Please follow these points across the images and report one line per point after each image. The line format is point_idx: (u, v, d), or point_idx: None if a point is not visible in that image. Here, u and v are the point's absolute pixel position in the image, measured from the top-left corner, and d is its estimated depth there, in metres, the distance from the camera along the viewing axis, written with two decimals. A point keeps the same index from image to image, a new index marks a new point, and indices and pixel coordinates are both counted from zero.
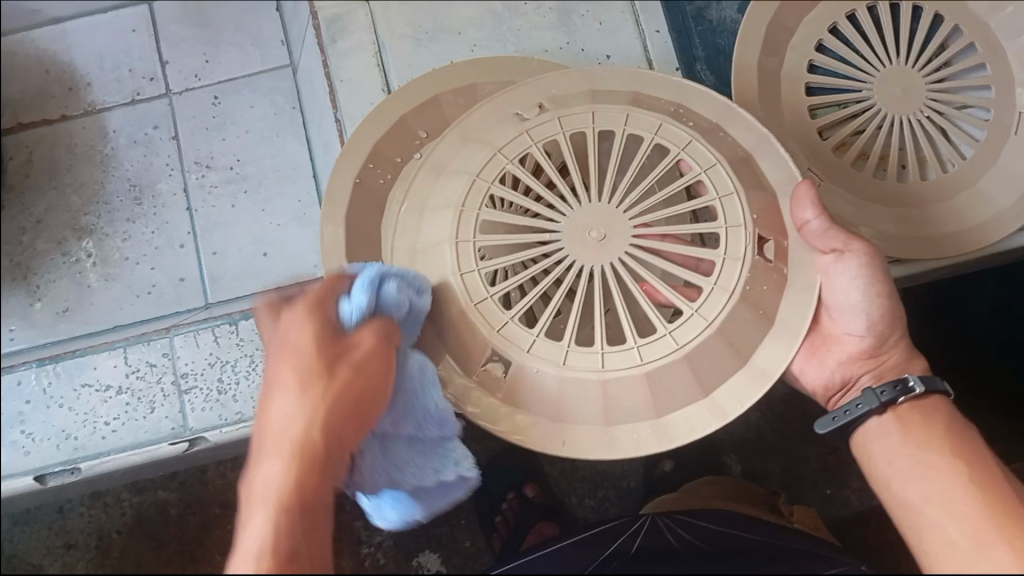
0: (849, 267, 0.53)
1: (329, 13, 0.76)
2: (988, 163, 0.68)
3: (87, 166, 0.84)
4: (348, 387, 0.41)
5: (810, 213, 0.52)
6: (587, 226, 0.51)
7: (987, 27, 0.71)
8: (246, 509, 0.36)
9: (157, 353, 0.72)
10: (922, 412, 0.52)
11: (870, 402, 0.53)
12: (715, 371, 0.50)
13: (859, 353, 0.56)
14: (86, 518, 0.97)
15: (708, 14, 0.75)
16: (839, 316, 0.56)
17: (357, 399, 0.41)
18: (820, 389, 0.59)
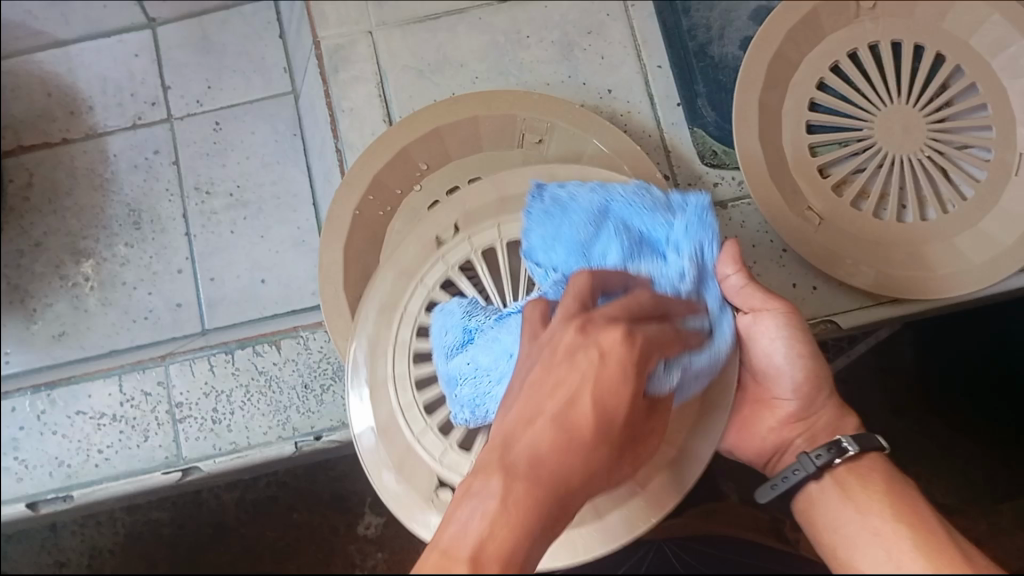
0: (768, 324, 0.54)
1: (333, 42, 0.76)
2: (989, 204, 0.68)
3: (87, 189, 0.84)
4: (596, 423, 0.39)
5: (728, 271, 0.53)
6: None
7: (989, 67, 0.71)
8: (492, 482, 0.38)
9: (152, 381, 0.71)
10: (859, 473, 0.51)
11: (807, 466, 0.51)
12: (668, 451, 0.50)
13: (790, 416, 0.56)
14: (78, 536, 0.95)
15: (710, 49, 0.75)
16: (765, 381, 0.56)
17: (592, 435, 0.39)
18: (759, 457, 0.58)
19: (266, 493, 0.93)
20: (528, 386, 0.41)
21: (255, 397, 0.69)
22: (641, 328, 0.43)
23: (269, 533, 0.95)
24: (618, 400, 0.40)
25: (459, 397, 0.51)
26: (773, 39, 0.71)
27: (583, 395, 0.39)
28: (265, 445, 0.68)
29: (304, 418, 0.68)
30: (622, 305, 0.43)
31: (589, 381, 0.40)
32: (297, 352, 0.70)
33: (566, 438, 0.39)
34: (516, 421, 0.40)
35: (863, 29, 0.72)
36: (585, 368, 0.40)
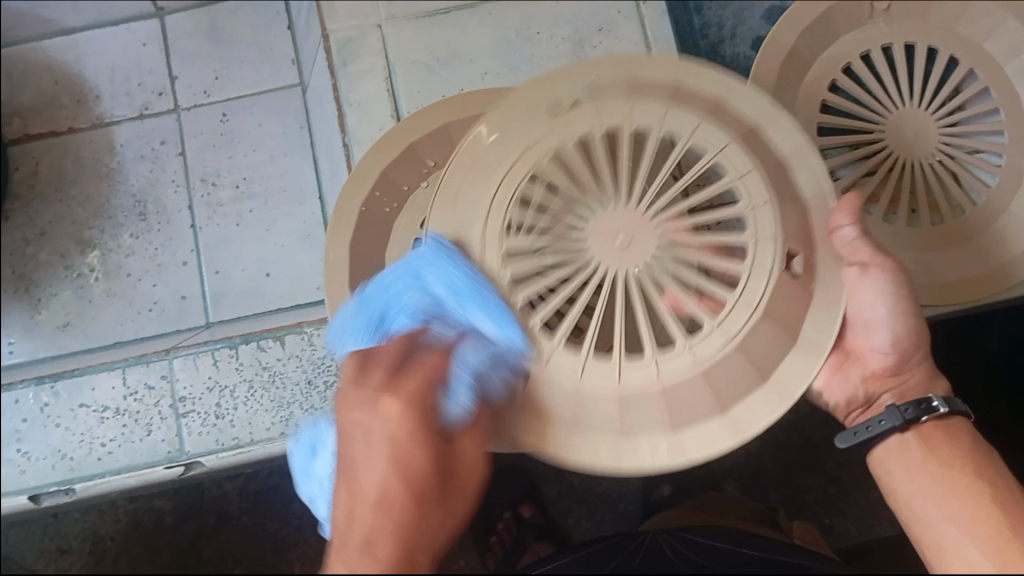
0: (872, 281, 0.52)
1: (341, 36, 0.75)
2: (1000, 211, 0.68)
3: (93, 179, 0.83)
4: (410, 470, 0.40)
5: (845, 220, 0.49)
6: (613, 232, 0.49)
7: (1004, 70, 0.70)
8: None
9: (156, 375, 0.71)
10: (946, 431, 0.52)
11: (895, 419, 0.52)
12: (738, 387, 0.47)
13: (881, 370, 0.55)
14: (81, 523, 0.96)
15: (721, 49, 0.74)
16: (864, 332, 0.55)
17: (409, 474, 0.40)
18: (842, 404, 0.58)
19: (268, 483, 0.94)
20: (345, 531, 0.39)
21: (258, 392, 0.69)
22: (411, 388, 0.44)
23: (271, 523, 0.95)
24: (416, 447, 0.41)
25: (309, 495, 0.52)
26: (786, 39, 0.70)
27: (390, 472, 0.40)
28: (268, 440, 0.68)
29: (307, 414, 0.68)
30: (382, 364, 0.45)
31: (384, 439, 0.41)
32: (301, 348, 0.69)
33: (387, 487, 0.40)
34: (342, 548, 0.38)
35: (877, 31, 0.71)
36: (376, 420, 0.42)
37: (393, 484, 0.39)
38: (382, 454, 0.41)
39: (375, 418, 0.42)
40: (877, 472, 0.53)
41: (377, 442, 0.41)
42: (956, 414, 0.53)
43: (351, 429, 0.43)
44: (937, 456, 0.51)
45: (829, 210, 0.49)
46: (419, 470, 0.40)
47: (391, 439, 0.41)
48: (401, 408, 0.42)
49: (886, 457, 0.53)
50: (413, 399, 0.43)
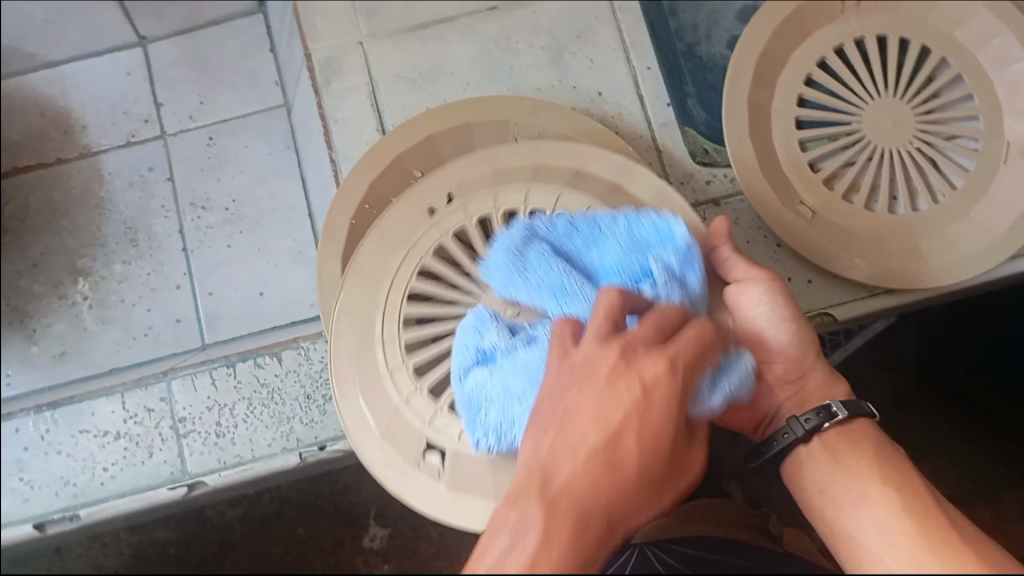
0: (755, 295, 0.54)
1: (324, 54, 0.77)
2: (979, 194, 0.69)
3: (82, 208, 0.84)
4: (648, 433, 0.39)
5: (722, 247, 0.54)
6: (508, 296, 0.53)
7: (975, 57, 0.71)
8: (533, 512, 0.36)
9: (155, 398, 0.71)
10: (849, 437, 0.53)
11: (798, 431, 0.54)
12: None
13: (786, 377, 0.56)
14: (84, 559, 0.95)
15: (698, 50, 0.75)
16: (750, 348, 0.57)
17: (644, 444, 0.39)
18: (748, 424, 0.59)
19: (270, 508, 0.94)
20: (558, 431, 0.39)
21: (258, 409, 0.69)
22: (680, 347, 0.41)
23: (275, 549, 0.95)
24: (659, 425, 0.39)
25: (484, 425, 0.49)
26: (759, 37, 0.71)
27: (629, 430, 0.39)
28: (269, 456, 0.68)
29: (307, 429, 0.68)
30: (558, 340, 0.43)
31: (637, 396, 0.39)
32: (298, 363, 0.70)
33: (618, 444, 0.38)
34: (555, 455, 0.38)
35: (848, 25, 0.73)
36: (631, 360, 0.40)
37: (623, 450, 0.38)
38: (638, 430, 0.39)
39: (626, 368, 0.40)
40: (795, 484, 0.55)
41: (623, 381, 0.39)
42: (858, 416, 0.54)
43: (590, 353, 0.41)
44: (842, 464, 0.52)
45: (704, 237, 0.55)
46: (646, 446, 0.39)
47: (661, 415, 0.39)
48: (667, 375, 0.40)
49: (800, 462, 0.54)
50: (681, 368, 0.41)
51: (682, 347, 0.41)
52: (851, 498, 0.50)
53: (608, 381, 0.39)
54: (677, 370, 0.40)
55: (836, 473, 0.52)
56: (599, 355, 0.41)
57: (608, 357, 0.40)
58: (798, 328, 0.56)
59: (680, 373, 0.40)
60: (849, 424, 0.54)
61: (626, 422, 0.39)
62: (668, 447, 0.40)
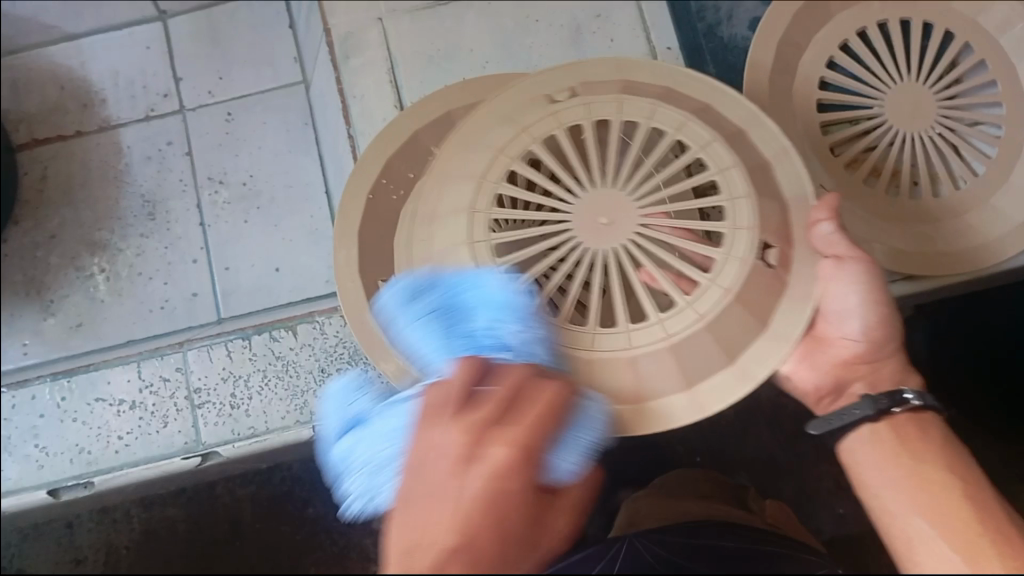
0: (847, 275, 0.52)
1: (343, 30, 0.76)
2: (1000, 182, 0.69)
3: (100, 181, 0.84)
4: (497, 508, 0.34)
5: (823, 216, 0.52)
6: (593, 211, 0.52)
7: (998, 43, 0.71)
8: None
9: (171, 368, 0.71)
10: (917, 424, 0.52)
11: (867, 409, 0.52)
12: (703, 365, 0.51)
13: (853, 358, 0.54)
14: (95, 533, 0.96)
15: (719, 32, 0.75)
16: (834, 323, 0.54)
17: (491, 516, 0.33)
18: (811, 394, 0.57)
19: (281, 488, 0.94)
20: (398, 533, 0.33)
21: (272, 382, 0.69)
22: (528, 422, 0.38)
23: (285, 528, 0.96)
24: (508, 497, 0.34)
25: (354, 487, 0.47)
26: (781, 17, 0.71)
27: (473, 511, 0.33)
28: (282, 429, 0.68)
29: (321, 403, 0.68)
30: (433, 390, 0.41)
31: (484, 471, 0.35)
32: (313, 337, 0.70)
33: (463, 523, 0.33)
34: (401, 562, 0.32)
35: (871, 7, 0.72)
36: (472, 431, 0.37)
37: (464, 531, 0.32)
38: (496, 469, 0.35)
39: (468, 436, 0.36)
40: (848, 465, 0.53)
41: (469, 458, 0.35)
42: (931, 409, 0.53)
43: (431, 438, 0.37)
44: (902, 447, 0.50)
45: (807, 208, 0.53)
46: (498, 519, 0.33)
47: (524, 455, 0.36)
48: (514, 448, 0.36)
49: (855, 443, 0.53)
50: (532, 442, 0.37)
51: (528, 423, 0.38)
52: (906, 480, 0.49)
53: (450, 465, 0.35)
54: (521, 442, 0.37)
55: (896, 453, 0.50)
56: (434, 446, 0.37)
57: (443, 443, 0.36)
58: (886, 316, 0.54)
59: (526, 446, 0.37)
60: (920, 413, 0.53)
61: (470, 495, 0.34)
62: (520, 528, 0.34)
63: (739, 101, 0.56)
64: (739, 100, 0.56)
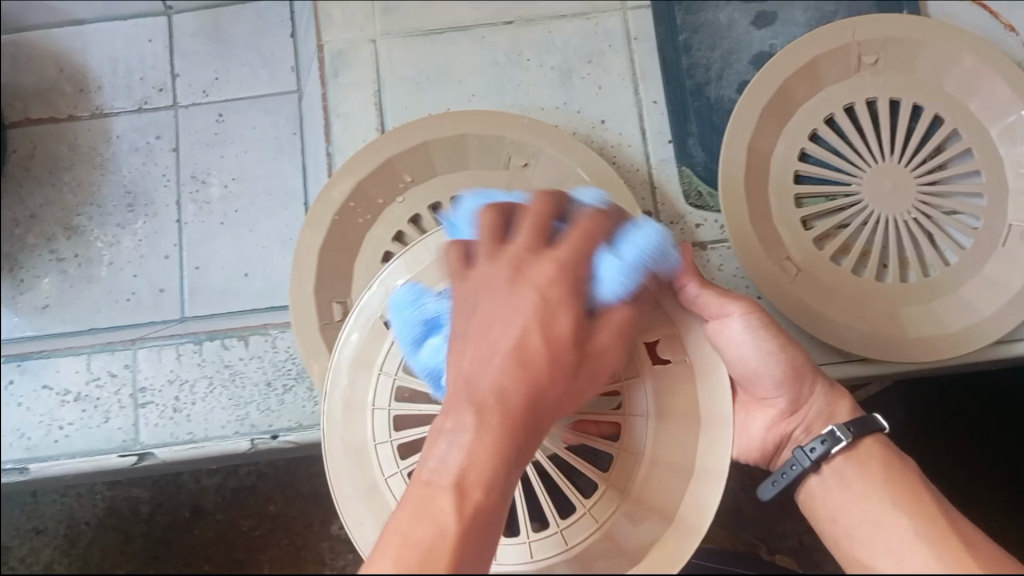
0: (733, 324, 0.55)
1: (335, 47, 0.78)
2: (971, 273, 0.68)
3: (85, 166, 0.85)
4: (551, 347, 0.42)
5: (688, 282, 0.53)
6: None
7: (989, 133, 0.70)
8: (451, 474, 0.39)
9: (119, 364, 0.77)
10: (857, 462, 0.53)
11: (803, 461, 0.54)
12: (669, 495, 0.50)
13: (782, 413, 0.58)
14: (59, 505, 0.93)
15: (706, 90, 0.74)
16: (751, 383, 0.58)
17: (541, 365, 0.41)
18: (756, 455, 0.61)
19: (246, 482, 0.91)
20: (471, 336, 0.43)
21: (217, 389, 0.75)
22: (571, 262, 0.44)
23: (244, 522, 0.92)
24: (558, 339, 0.42)
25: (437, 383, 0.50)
26: (770, 84, 0.70)
27: (532, 330, 0.42)
28: (221, 437, 0.74)
29: (263, 416, 0.74)
30: (530, 238, 0.45)
31: (538, 310, 0.42)
32: (263, 350, 0.76)
33: (502, 362, 0.41)
34: (470, 377, 0.41)
35: (862, 83, 0.71)
36: (507, 265, 0.44)
37: (516, 352, 0.41)
38: (543, 317, 0.42)
39: (510, 261, 0.44)
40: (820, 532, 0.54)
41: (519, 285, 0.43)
42: (870, 433, 0.54)
43: (497, 269, 0.44)
44: (850, 492, 0.52)
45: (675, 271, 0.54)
46: (547, 356, 0.42)
47: (548, 306, 0.43)
48: (559, 278, 0.43)
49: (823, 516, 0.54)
50: (574, 277, 0.44)
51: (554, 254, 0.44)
52: (870, 527, 0.50)
53: (495, 296, 0.43)
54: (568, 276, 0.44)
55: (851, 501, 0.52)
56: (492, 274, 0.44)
57: (494, 278, 0.44)
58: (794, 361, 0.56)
59: (570, 280, 0.44)
60: (855, 447, 0.54)
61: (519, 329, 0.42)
62: (568, 352, 0.42)
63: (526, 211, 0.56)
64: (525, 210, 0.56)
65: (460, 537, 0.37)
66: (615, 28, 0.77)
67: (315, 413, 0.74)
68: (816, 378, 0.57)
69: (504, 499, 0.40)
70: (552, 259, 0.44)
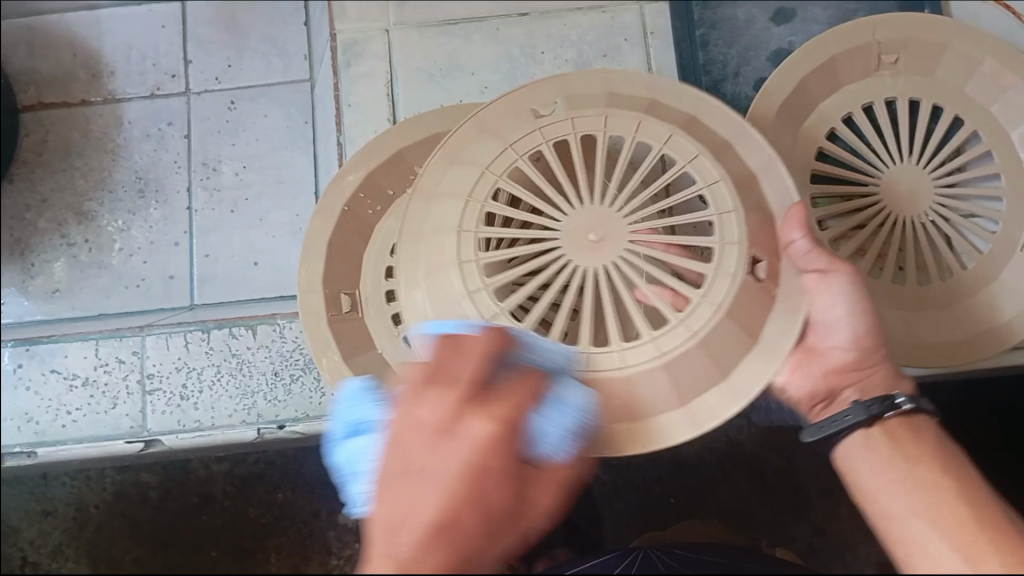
0: (835, 286, 0.51)
1: (348, 37, 0.77)
2: (987, 278, 0.67)
3: (97, 152, 0.85)
4: (472, 518, 0.34)
5: (794, 234, 0.49)
6: (581, 228, 0.50)
7: (1009, 136, 0.68)
8: None
9: (128, 350, 0.77)
10: (911, 428, 0.51)
11: (858, 414, 0.51)
12: (695, 382, 0.48)
13: (840, 366, 0.55)
14: (67, 489, 0.92)
15: (723, 87, 0.74)
16: (819, 331, 0.54)
17: (466, 541, 0.34)
18: (805, 400, 0.57)
19: (254, 470, 0.90)
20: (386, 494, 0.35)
21: (224, 377, 0.75)
22: (509, 412, 0.37)
23: (252, 509, 0.91)
24: (486, 508, 0.35)
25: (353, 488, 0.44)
26: (787, 81, 0.68)
27: (457, 496, 0.34)
28: (228, 426, 0.74)
29: (269, 406, 0.74)
30: (459, 374, 0.38)
31: (468, 472, 0.35)
32: (271, 339, 0.75)
33: (422, 525, 0.34)
34: (381, 551, 0.34)
35: (880, 83, 0.70)
36: (445, 412, 0.36)
37: (426, 520, 0.34)
38: (474, 475, 0.35)
39: (441, 405, 0.37)
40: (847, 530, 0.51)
41: (450, 439, 0.36)
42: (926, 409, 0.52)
43: (425, 412, 0.37)
44: (897, 455, 0.49)
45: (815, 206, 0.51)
46: (474, 524, 0.34)
47: (479, 476, 0.35)
48: (492, 432, 0.36)
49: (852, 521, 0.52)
50: (511, 432, 0.37)
51: (494, 405, 0.37)
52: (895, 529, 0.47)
53: (414, 453, 0.36)
54: (507, 432, 0.37)
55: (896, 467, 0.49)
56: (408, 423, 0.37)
57: (419, 431, 0.36)
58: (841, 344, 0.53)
59: (506, 435, 0.37)
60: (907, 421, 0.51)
61: (435, 491, 0.35)
62: (493, 527, 0.35)
63: (710, 106, 0.53)
64: (708, 105, 0.53)
65: None
66: (632, 22, 0.76)
67: (322, 404, 0.73)
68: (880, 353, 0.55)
69: None
70: (462, 403, 0.37)
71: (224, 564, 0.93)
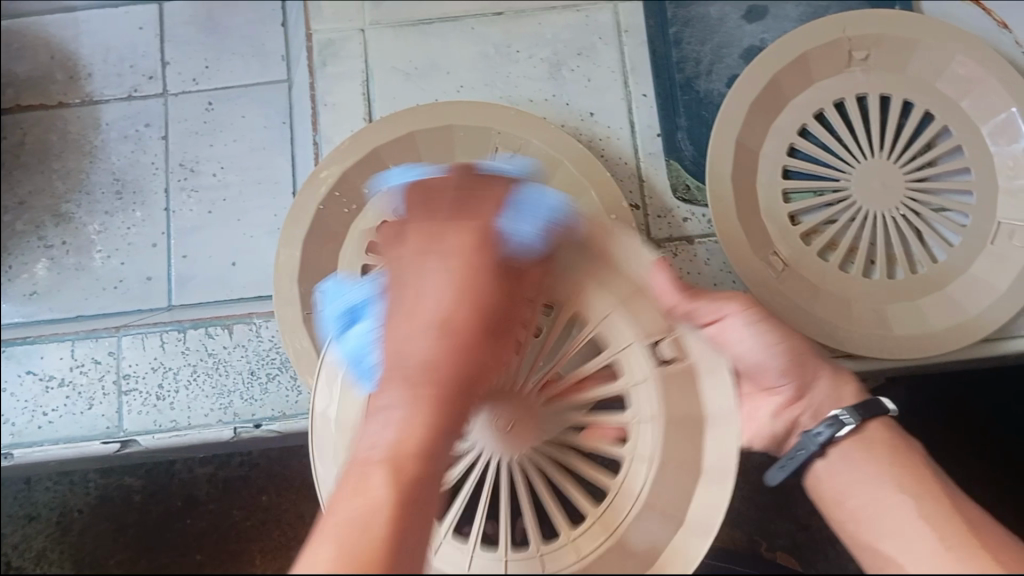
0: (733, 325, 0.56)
1: (325, 37, 0.77)
2: (958, 271, 0.68)
3: (75, 154, 0.84)
4: (476, 313, 0.54)
5: (670, 299, 0.54)
6: (489, 420, 0.57)
7: (980, 131, 0.70)
8: (420, 395, 0.48)
9: (104, 351, 0.78)
10: (864, 443, 0.54)
11: (809, 445, 0.55)
12: (678, 499, 0.50)
13: (787, 400, 0.58)
14: (51, 492, 0.92)
15: (695, 84, 0.74)
16: (756, 374, 0.58)
17: (478, 318, 0.54)
18: (769, 444, 0.60)
19: (238, 473, 0.90)
20: (405, 307, 0.54)
21: (201, 377, 0.76)
22: (480, 247, 0.57)
23: (236, 512, 0.91)
24: (485, 301, 0.55)
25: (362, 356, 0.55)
26: (760, 77, 0.69)
27: (456, 303, 0.54)
28: (205, 425, 0.75)
29: (246, 405, 0.75)
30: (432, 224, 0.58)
31: (458, 278, 0.55)
32: (248, 338, 0.76)
33: (438, 320, 0.53)
34: (401, 349, 0.52)
35: (853, 79, 0.71)
36: (411, 244, 0.58)
37: (438, 312, 0.53)
38: (442, 338, 0.51)
39: (415, 239, 0.58)
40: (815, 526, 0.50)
41: (431, 256, 0.57)
42: (874, 416, 0.55)
43: (417, 250, 0.58)
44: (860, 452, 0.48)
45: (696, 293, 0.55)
46: (478, 308, 0.54)
47: (474, 277, 0.55)
48: (476, 241, 0.57)
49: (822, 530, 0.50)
50: (486, 236, 0.58)
51: (457, 234, 0.58)
52: None
53: (426, 274, 0.56)
54: (483, 253, 0.57)
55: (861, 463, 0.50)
56: (405, 259, 0.57)
57: (424, 269, 0.56)
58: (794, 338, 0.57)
59: (484, 244, 0.57)
60: (861, 430, 0.55)
61: (431, 301, 0.54)
62: (482, 310, 0.54)
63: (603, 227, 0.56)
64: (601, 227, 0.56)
65: (394, 507, 0.41)
66: (606, 21, 0.77)
67: (298, 403, 0.75)
68: (819, 370, 0.58)
69: (440, 456, 0.46)
70: (456, 267, 0.56)
71: (208, 567, 0.91)
